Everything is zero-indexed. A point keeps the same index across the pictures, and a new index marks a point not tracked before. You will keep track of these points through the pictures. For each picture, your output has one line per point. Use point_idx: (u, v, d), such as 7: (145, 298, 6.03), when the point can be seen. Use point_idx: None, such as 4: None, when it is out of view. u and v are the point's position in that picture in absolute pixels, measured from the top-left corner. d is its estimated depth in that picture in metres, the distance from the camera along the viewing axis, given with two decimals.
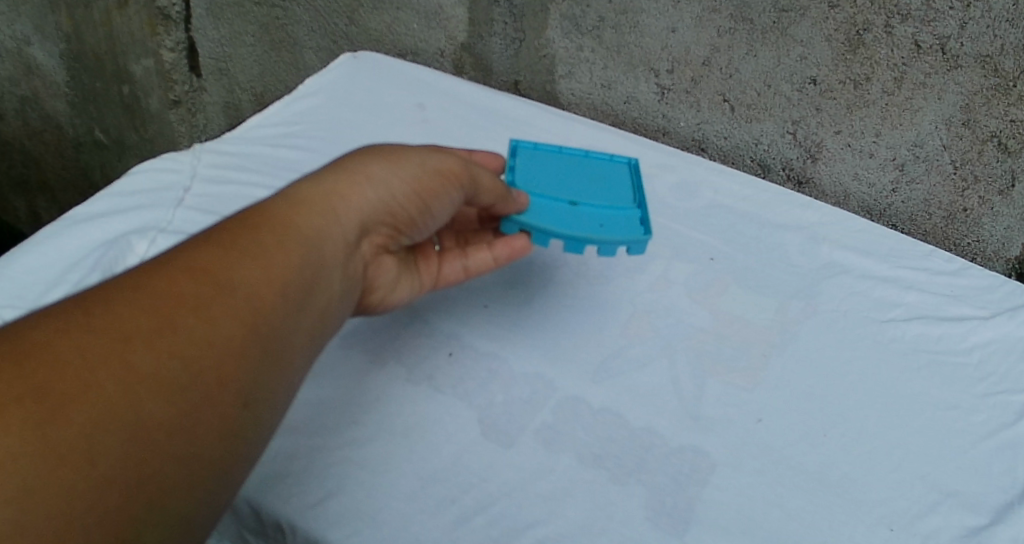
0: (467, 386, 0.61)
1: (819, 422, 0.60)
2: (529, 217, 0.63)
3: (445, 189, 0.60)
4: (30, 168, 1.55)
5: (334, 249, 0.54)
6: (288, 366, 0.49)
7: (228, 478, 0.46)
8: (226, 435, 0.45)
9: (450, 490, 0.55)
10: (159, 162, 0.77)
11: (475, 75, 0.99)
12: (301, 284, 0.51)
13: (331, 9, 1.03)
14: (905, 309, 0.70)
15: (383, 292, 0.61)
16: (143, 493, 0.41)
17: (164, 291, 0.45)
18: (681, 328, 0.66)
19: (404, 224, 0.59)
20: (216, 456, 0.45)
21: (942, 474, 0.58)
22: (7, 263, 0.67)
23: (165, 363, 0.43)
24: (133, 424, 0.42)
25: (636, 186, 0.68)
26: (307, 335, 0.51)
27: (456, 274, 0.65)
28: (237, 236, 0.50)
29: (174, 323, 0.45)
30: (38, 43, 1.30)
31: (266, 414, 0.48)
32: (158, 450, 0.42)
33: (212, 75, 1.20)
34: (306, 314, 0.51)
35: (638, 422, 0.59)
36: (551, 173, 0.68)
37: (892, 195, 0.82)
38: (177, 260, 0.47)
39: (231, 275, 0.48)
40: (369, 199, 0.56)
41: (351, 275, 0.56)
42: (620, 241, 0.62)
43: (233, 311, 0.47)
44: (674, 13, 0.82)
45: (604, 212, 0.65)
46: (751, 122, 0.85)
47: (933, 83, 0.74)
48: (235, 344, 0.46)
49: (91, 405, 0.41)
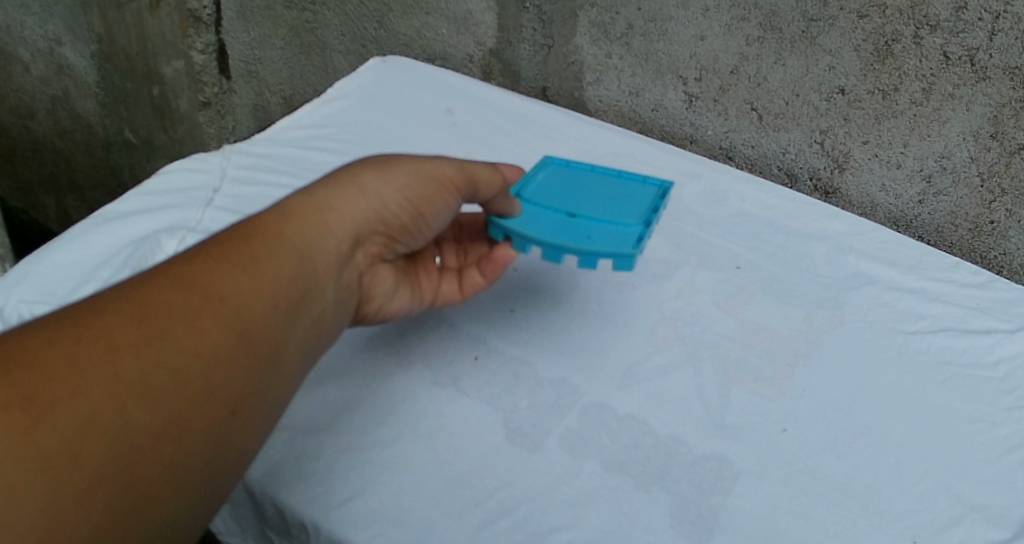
0: (492, 390, 0.61)
1: (845, 432, 0.60)
2: (514, 223, 0.62)
3: (440, 196, 0.60)
4: (60, 167, 1.57)
5: (327, 260, 0.54)
6: (278, 374, 0.51)
7: (213, 482, 0.47)
8: (212, 442, 0.47)
9: (474, 493, 0.55)
10: (189, 162, 0.78)
11: (503, 81, 0.99)
12: (293, 295, 0.51)
13: (361, 14, 1.04)
14: (930, 321, 0.69)
15: (380, 302, 0.62)
16: (128, 498, 0.42)
17: (154, 301, 0.46)
18: (707, 336, 0.66)
19: (397, 233, 0.60)
20: (203, 462, 0.46)
21: (968, 487, 0.57)
22: (39, 259, 0.68)
23: (153, 373, 0.44)
24: (119, 432, 0.42)
25: (654, 206, 0.65)
26: (298, 345, 0.52)
27: (454, 293, 0.66)
28: (230, 246, 0.50)
29: (164, 332, 0.45)
30: (70, 43, 1.32)
31: (252, 422, 0.49)
32: (143, 457, 0.43)
33: (242, 78, 1.21)
34: (297, 324, 0.52)
35: (662, 429, 0.59)
36: (565, 189, 0.67)
37: (918, 206, 0.81)
38: (170, 271, 0.48)
39: (223, 284, 0.49)
40: (362, 208, 0.57)
41: (344, 285, 0.57)
42: (602, 253, 0.59)
43: (222, 320, 0.48)
44: (702, 21, 0.83)
45: (599, 226, 0.62)
46: (779, 131, 0.85)
47: (961, 95, 0.74)
48: (224, 352, 0.47)
49: (83, 412, 0.41)
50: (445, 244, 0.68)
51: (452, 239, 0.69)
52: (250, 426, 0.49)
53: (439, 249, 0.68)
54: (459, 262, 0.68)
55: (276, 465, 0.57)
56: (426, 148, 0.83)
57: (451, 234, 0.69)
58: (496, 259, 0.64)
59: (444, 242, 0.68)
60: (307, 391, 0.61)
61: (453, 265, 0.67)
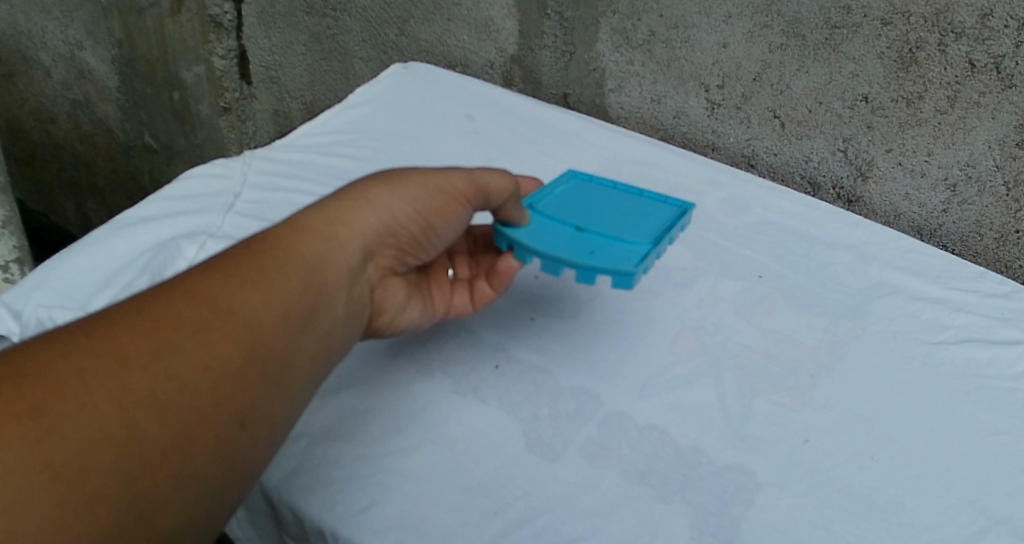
0: (512, 398, 0.61)
1: (868, 443, 0.59)
2: (519, 233, 0.61)
3: (450, 207, 0.60)
4: (80, 171, 1.58)
5: (338, 273, 0.54)
6: (289, 388, 0.50)
7: (225, 493, 0.47)
8: (223, 455, 0.46)
9: (493, 502, 0.55)
10: (210, 168, 0.78)
11: (524, 87, 0.99)
12: (303, 309, 0.51)
13: (383, 20, 1.04)
14: (955, 331, 0.68)
15: (392, 314, 0.62)
16: (136, 509, 0.42)
17: (165, 314, 0.46)
18: (729, 346, 0.65)
19: (408, 245, 0.59)
20: (215, 474, 0.46)
21: (993, 500, 0.57)
22: (60, 263, 0.68)
23: (163, 386, 0.44)
24: (127, 444, 0.42)
25: (669, 226, 0.64)
26: (310, 358, 0.52)
27: (466, 304, 0.65)
28: (244, 260, 0.50)
29: (173, 345, 0.45)
30: (91, 48, 1.33)
31: (265, 433, 0.49)
32: (152, 469, 0.43)
33: (263, 83, 1.22)
34: (309, 337, 0.52)
35: (684, 440, 0.59)
36: (581, 205, 0.66)
37: (943, 215, 0.80)
38: (181, 286, 0.48)
39: (235, 298, 0.48)
40: (372, 221, 0.56)
41: (356, 299, 0.57)
42: (599, 268, 0.58)
43: (231, 332, 0.47)
44: (725, 28, 0.82)
45: (604, 242, 0.61)
46: (802, 139, 0.84)
47: (987, 103, 0.73)
48: (234, 365, 0.47)
49: (91, 425, 0.41)
50: (457, 257, 0.68)
51: (466, 250, 0.68)
52: (261, 440, 0.49)
53: (453, 261, 0.67)
54: (471, 274, 0.67)
55: (295, 472, 0.56)
56: (446, 154, 0.83)
57: (465, 246, 0.69)
58: (502, 272, 0.63)
59: (457, 255, 0.68)
60: (326, 399, 0.61)
61: (465, 277, 0.67)
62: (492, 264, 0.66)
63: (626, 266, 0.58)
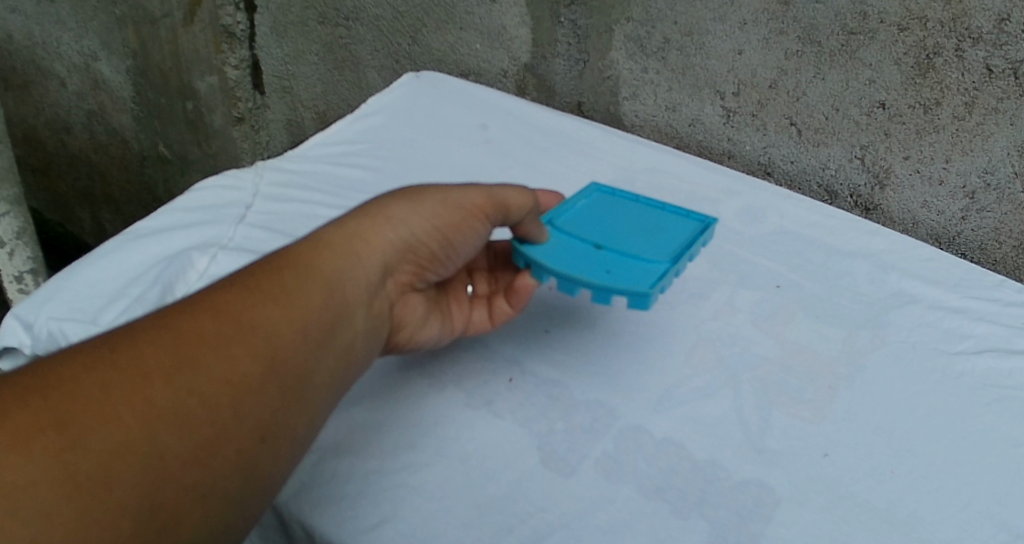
0: (527, 412, 0.60)
1: (888, 456, 0.58)
2: (536, 251, 0.61)
3: (468, 222, 0.59)
4: (95, 181, 1.59)
5: (356, 289, 0.54)
6: (308, 403, 0.50)
7: (242, 508, 0.46)
8: (242, 468, 0.46)
9: (507, 518, 0.54)
10: (223, 179, 0.78)
11: (538, 96, 0.99)
12: (323, 325, 0.51)
13: (395, 30, 1.04)
14: (975, 341, 0.67)
15: (411, 330, 0.61)
16: (156, 519, 0.42)
17: (185, 330, 0.46)
18: (747, 359, 0.65)
19: (426, 260, 0.59)
20: (233, 487, 0.45)
21: (1014, 515, 0.55)
22: (70, 274, 0.68)
23: (183, 399, 0.44)
24: (147, 457, 0.42)
25: (689, 243, 0.63)
26: (330, 374, 0.52)
27: (484, 321, 0.65)
28: (261, 277, 0.50)
29: (193, 359, 0.45)
30: (105, 59, 1.34)
31: (284, 448, 0.48)
32: (172, 481, 0.43)
33: (276, 93, 1.22)
34: (328, 353, 0.51)
35: (701, 454, 0.58)
36: (597, 221, 0.65)
37: (962, 222, 0.79)
38: (201, 300, 0.48)
39: (253, 313, 0.48)
40: (388, 237, 0.56)
41: (375, 313, 0.56)
42: (614, 289, 0.57)
43: (251, 347, 0.47)
44: (740, 35, 0.81)
45: (622, 260, 0.61)
46: (819, 146, 0.83)
47: (1005, 109, 0.72)
48: (253, 379, 0.47)
49: (111, 436, 0.41)
50: (477, 272, 0.67)
51: (486, 266, 0.68)
52: (279, 454, 0.48)
53: (472, 278, 0.67)
54: (490, 290, 0.66)
55: (307, 486, 0.56)
56: (460, 165, 0.83)
57: (484, 262, 0.68)
58: (520, 290, 0.62)
59: (476, 271, 0.67)
60: (340, 412, 0.60)
61: (484, 292, 0.66)
62: (510, 281, 0.65)
63: (641, 287, 0.58)
